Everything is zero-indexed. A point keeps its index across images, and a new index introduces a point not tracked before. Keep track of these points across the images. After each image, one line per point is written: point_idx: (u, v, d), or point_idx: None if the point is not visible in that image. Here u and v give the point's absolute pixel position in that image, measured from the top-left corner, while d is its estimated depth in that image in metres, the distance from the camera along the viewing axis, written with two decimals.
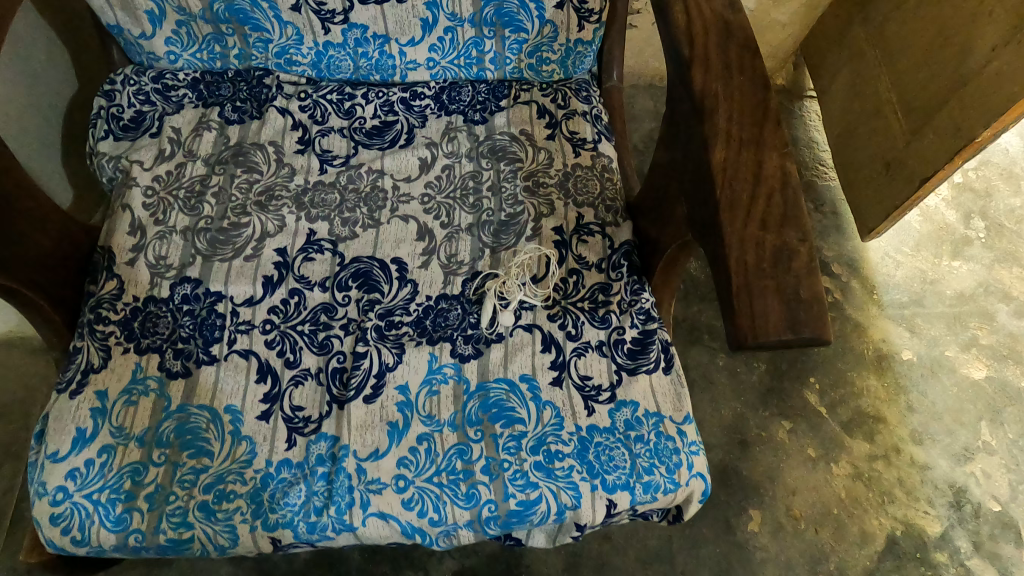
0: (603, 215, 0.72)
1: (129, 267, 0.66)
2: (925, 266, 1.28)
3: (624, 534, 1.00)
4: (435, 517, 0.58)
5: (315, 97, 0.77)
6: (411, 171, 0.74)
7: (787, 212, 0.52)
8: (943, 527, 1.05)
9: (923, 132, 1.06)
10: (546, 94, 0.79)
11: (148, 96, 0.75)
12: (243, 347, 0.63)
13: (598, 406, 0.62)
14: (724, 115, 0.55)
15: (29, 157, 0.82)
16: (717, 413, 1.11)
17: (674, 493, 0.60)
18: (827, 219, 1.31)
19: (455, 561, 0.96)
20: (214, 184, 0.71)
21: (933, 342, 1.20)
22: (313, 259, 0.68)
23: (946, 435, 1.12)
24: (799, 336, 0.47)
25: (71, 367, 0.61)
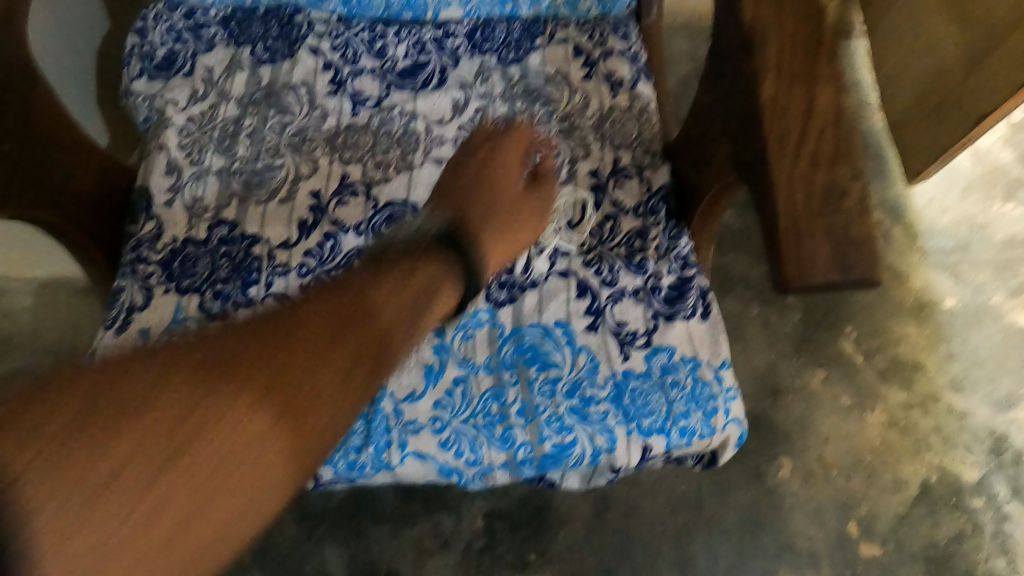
0: (640, 158, 0.70)
1: (167, 208, 0.66)
2: (974, 210, 1.23)
3: (654, 480, 1.01)
4: (472, 458, 0.59)
5: (346, 36, 0.75)
6: (443, 113, 0.72)
7: (839, 150, 0.49)
8: (980, 473, 1.04)
9: (983, 65, 1.00)
10: (582, 32, 0.76)
11: (179, 34, 0.74)
12: (280, 290, 0.64)
13: (633, 351, 0.61)
14: (774, 48, 0.52)
15: (65, 99, 0.82)
16: (750, 362, 1.10)
17: (709, 438, 0.60)
18: (871, 163, 1.26)
19: (487, 502, 0.99)
20: (247, 126, 0.70)
21: (978, 289, 1.17)
22: (347, 203, 0.68)
23: (988, 382, 1.10)
24: (848, 277, 0.45)
25: (115, 306, 0.62)
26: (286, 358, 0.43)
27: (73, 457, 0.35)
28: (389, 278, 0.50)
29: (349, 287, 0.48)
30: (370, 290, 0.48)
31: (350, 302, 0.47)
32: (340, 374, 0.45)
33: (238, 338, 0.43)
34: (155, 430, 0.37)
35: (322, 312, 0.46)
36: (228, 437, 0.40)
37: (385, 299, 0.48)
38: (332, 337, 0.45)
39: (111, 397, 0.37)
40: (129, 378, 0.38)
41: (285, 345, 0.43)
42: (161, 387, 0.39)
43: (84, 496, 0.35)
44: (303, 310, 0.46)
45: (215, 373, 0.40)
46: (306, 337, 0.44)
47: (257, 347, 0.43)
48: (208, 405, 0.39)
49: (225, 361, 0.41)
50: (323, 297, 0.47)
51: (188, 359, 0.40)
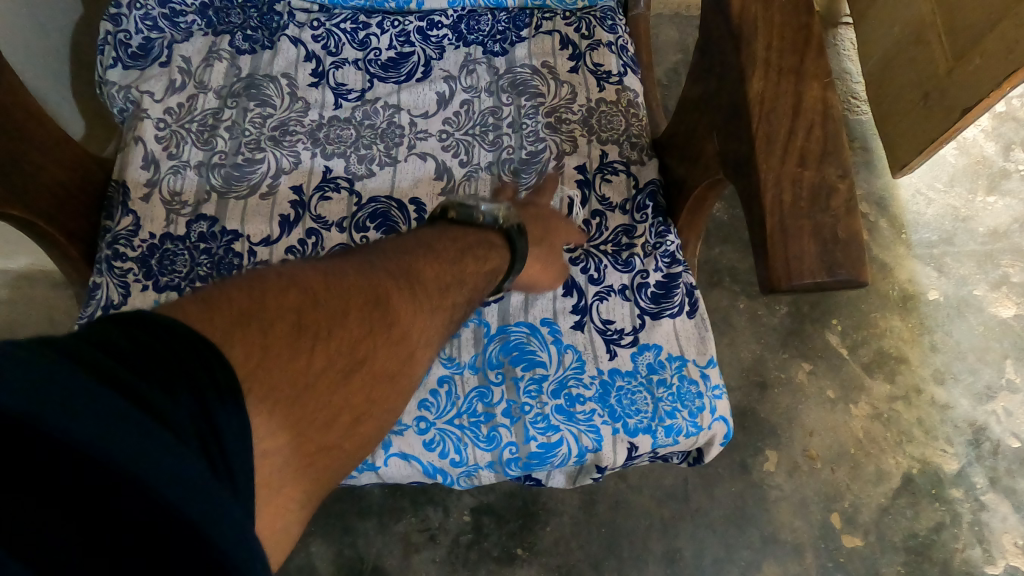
0: (628, 152, 0.69)
1: (144, 203, 0.65)
2: (958, 202, 1.23)
3: (640, 473, 1.01)
4: (457, 458, 0.58)
5: (328, 26, 0.74)
6: (428, 106, 0.71)
7: (827, 148, 0.49)
8: (961, 464, 1.05)
9: (969, 58, 1.00)
10: (570, 23, 0.75)
11: (156, 21, 0.71)
12: None
13: (620, 349, 0.61)
14: (763, 43, 0.52)
15: (39, 86, 0.80)
16: (736, 355, 1.11)
17: (695, 436, 0.59)
18: (858, 155, 1.26)
19: (473, 497, 0.99)
20: (226, 118, 0.69)
21: (961, 281, 1.17)
22: (330, 198, 0.66)
23: (969, 374, 1.11)
24: (835, 278, 0.45)
25: (92, 302, 0.61)
26: (384, 314, 0.46)
27: (234, 357, 0.37)
28: (462, 249, 0.55)
29: (428, 250, 0.53)
30: (443, 255, 0.53)
31: (428, 267, 0.52)
32: (418, 332, 0.49)
33: (348, 289, 0.46)
34: (291, 361, 0.40)
35: (411, 273, 0.50)
36: (333, 369, 0.43)
37: (460, 269, 0.54)
38: (416, 297, 0.49)
39: (258, 322, 0.40)
40: (273, 311, 0.41)
41: (382, 308, 0.47)
42: (298, 323, 0.42)
43: (251, 387, 0.37)
44: (390, 265, 0.50)
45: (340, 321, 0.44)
46: (394, 300, 0.48)
47: (360, 299, 0.46)
48: (331, 350, 0.43)
49: (344, 315, 0.44)
50: (404, 255, 0.51)
51: (315, 305, 0.43)
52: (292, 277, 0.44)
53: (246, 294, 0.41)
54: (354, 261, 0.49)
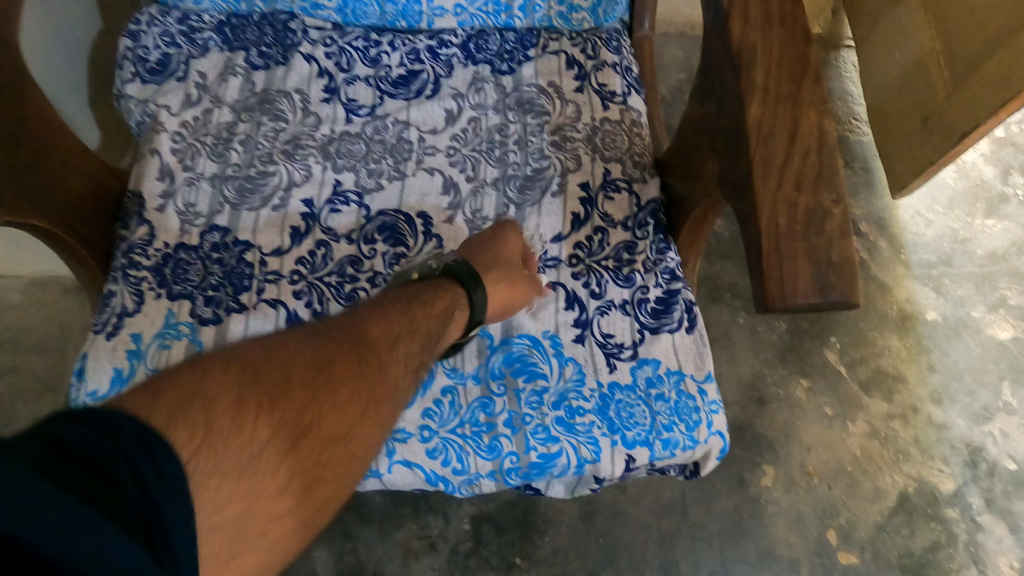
0: (631, 171, 0.71)
1: (159, 213, 0.67)
2: (957, 225, 1.25)
3: (639, 485, 1.02)
4: (458, 467, 0.59)
5: (340, 44, 0.76)
6: (436, 123, 0.73)
7: (822, 174, 0.50)
8: (957, 484, 1.06)
9: (966, 85, 1.02)
10: (576, 43, 0.77)
11: (173, 38, 0.74)
12: (271, 296, 0.64)
13: (620, 363, 0.62)
14: (762, 71, 0.54)
15: (59, 97, 0.82)
16: (735, 370, 1.12)
17: (692, 450, 0.61)
18: (858, 175, 1.28)
19: (473, 506, 1.00)
20: (240, 132, 0.71)
21: (959, 303, 1.19)
22: (339, 211, 0.68)
23: (966, 395, 1.12)
24: (828, 299, 0.46)
25: (106, 309, 0.63)
26: (353, 392, 0.48)
27: (176, 439, 0.37)
28: (429, 319, 0.56)
29: (404, 318, 0.54)
30: (417, 323, 0.55)
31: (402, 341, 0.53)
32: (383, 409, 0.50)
33: (317, 369, 0.47)
34: (248, 437, 0.41)
35: (382, 347, 0.52)
36: (296, 445, 0.43)
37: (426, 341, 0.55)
38: (386, 373, 0.51)
39: (223, 398, 0.41)
40: (235, 390, 0.42)
41: (351, 388, 0.48)
42: (260, 400, 0.42)
43: (188, 470, 0.37)
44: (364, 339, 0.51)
45: (305, 400, 0.45)
46: (364, 378, 0.49)
47: (332, 378, 0.47)
48: (292, 425, 0.44)
49: (313, 394, 0.46)
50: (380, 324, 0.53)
51: (287, 380, 0.45)
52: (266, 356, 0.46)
53: (219, 368, 0.42)
54: (333, 331, 0.51)
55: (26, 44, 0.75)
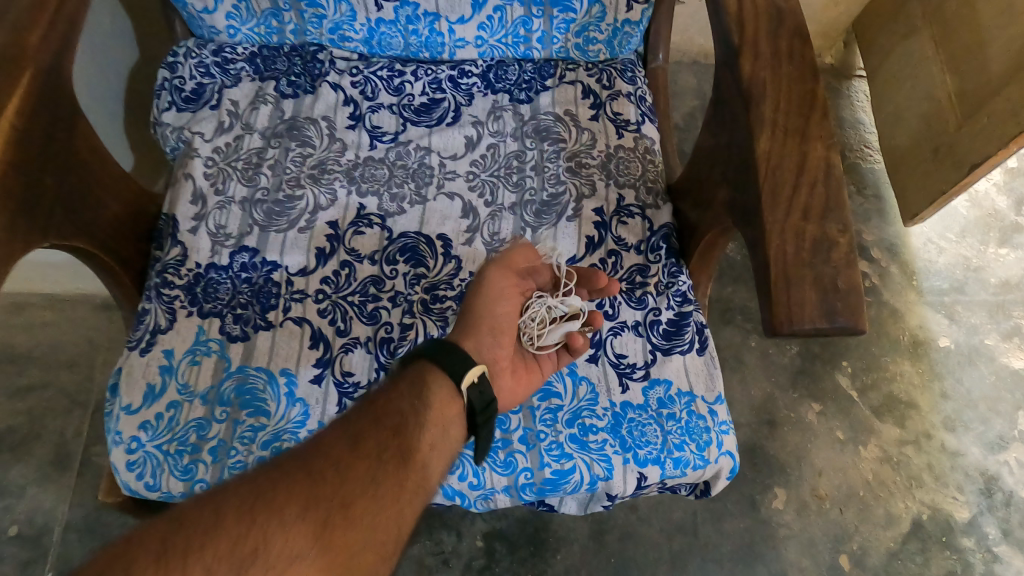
0: (644, 197, 0.73)
1: (192, 234, 0.70)
2: (970, 253, 1.26)
3: (650, 505, 1.03)
4: (475, 481, 0.62)
5: (366, 74, 0.79)
6: (457, 149, 0.76)
7: (828, 204, 0.52)
8: (971, 513, 1.06)
9: (977, 117, 1.04)
10: (592, 74, 0.80)
11: (208, 69, 0.78)
12: (297, 314, 0.67)
13: (632, 382, 0.64)
14: (771, 105, 0.56)
15: (99, 124, 0.86)
16: (747, 392, 1.13)
17: (703, 469, 0.62)
18: (870, 202, 1.29)
19: (486, 523, 1.01)
20: (270, 158, 0.74)
21: (972, 330, 1.19)
22: (363, 233, 0.71)
23: (980, 423, 1.12)
24: (833, 325, 0.48)
25: (140, 326, 0.66)
26: (350, 501, 0.47)
27: None
28: (431, 401, 0.54)
29: (400, 409, 0.53)
30: (416, 411, 0.53)
31: (401, 434, 0.51)
32: (392, 513, 0.49)
33: (314, 480, 0.47)
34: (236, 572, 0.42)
35: (378, 445, 0.50)
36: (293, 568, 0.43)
37: (430, 428, 0.53)
38: (387, 473, 0.49)
39: (207, 540, 0.42)
40: (218, 527, 0.43)
41: (350, 497, 0.47)
42: (246, 530, 0.43)
43: None
44: (359, 439, 0.50)
45: (298, 518, 0.45)
46: (365, 483, 0.48)
47: (330, 488, 0.47)
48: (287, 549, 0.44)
49: (307, 506, 0.46)
50: (375, 421, 0.51)
51: (276, 504, 0.45)
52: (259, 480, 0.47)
53: (205, 507, 0.44)
54: (331, 436, 0.50)
55: (80, 79, 0.80)
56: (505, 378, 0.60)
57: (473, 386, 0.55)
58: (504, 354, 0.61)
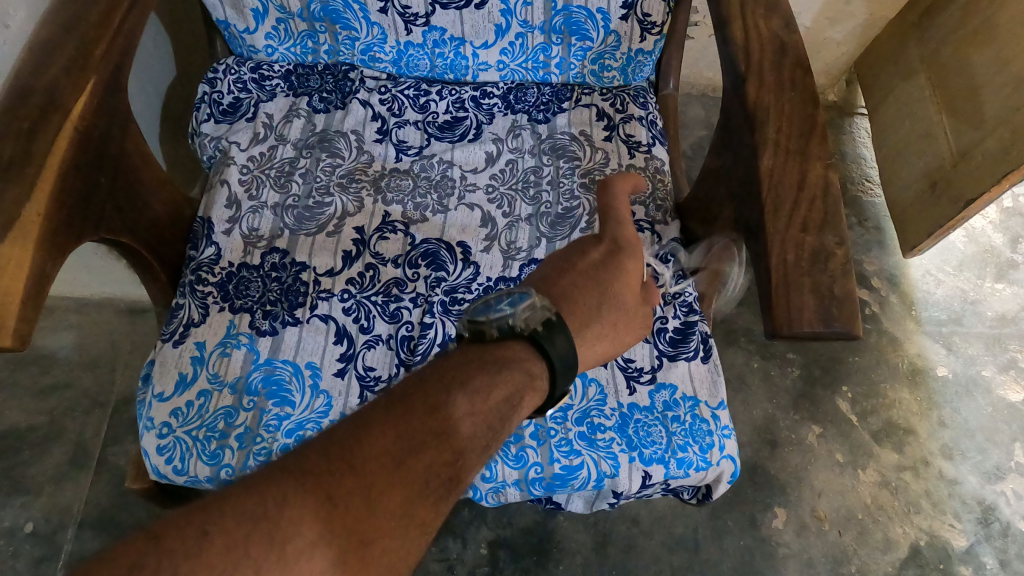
0: (653, 213, 0.77)
1: (226, 235, 0.74)
2: (967, 286, 1.29)
3: (652, 520, 1.05)
4: (487, 474, 0.65)
5: (393, 92, 0.84)
6: (477, 163, 0.81)
7: (826, 218, 0.56)
8: (969, 541, 1.07)
9: (972, 155, 1.08)
10: (606, 98, 0.85)
11: (245, 84, 0.83)
12: (323, 312, 0.71)
13: (639, 386, 0.67)
14: (774, 127, 0.60)
15: (147, 137, 0.92)
16: (749, 413, 1.15)
17: (705, 471, 0.65)
18: (870, 234, 1.33)
19: (490, 531, 1.03)
20: (301, 167, 0.78)
21: (970, 361, 1.22)
22: (387, 238, 0.75)
23: (978, 453, 1.14)
24: (830, 329, 0.52)
25: (174, 320, 0.69)
26: (381, 526, 0.42)
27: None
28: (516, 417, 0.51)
29: (459, 419, 0.48)
30: (490, 432, 0.49)
31: (452, 451, 0.47)
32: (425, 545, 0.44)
33: (343, 501, 0.42)
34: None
35: (428, 463, 0.45)
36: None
37: (490, 446, 0.49)
38: (433, 497, 0.45)
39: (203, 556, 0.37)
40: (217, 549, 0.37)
41: (383, 522, 0.42)
42: (248, 550, 0.38)
43: None
44: (408, 451, 0.45)
45: (316, 543, 0.40)
46: (405, 507, 0.43)
47: (362, 509, 0.42)
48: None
49: (327, 534, 0.40)
50: (430, 432, 0.47)
51: (291, 525, 0.40)
52: (283, 490, 0.41)
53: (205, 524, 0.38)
54: (381, 445, 0.45)
55: (134, 94, 0.86)
56: None
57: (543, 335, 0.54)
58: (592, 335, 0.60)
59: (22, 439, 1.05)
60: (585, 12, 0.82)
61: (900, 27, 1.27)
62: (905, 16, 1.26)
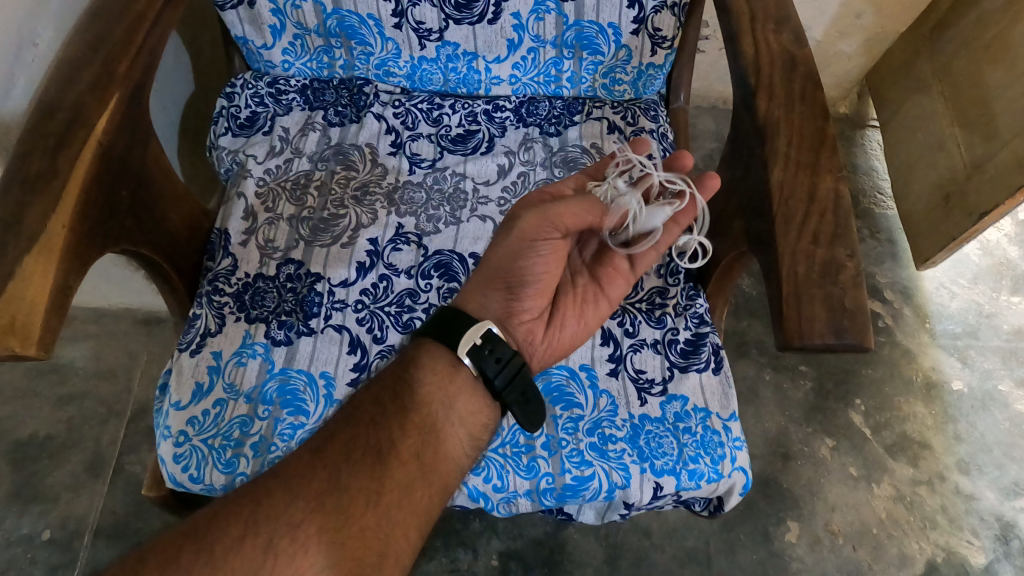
0: None
1: (242, 247, 0.75)
2: (982, 299, 1.28)
3: (663, 532, 1.05)
4: (498, 484, 0.65)
5: (407, 106, 0.86)
6: (490, 175, 0.82)
7: (837, 230, 0.57)
8: (988, 559, 1.06)
9: (986, 167, 1.08)
10: (617, 112, 0.86)
11: (262, 99, 0.84)
12: (337, 322, 0.71)
13: (650, 397, 0.68)
14: (784, 140, 0.61)
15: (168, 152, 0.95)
16: (761, 425, 1.15)
17: (716, 482, 0.65)
18: (882, 246, 1.33)
19: (501, 542, 1.03)
20: (316, 179, 0.80)
21: (986, 375, 1.21)
22: (400, 249, 0.76)
23: (995, 468, 1.13)
24: (841, 341, 0.52)
25: (191, 330, 0.71)
26: (311, 509, 0.53)
27: None
28: (426, 379, 0.61)
29: (379, 404, 0.59)
30: (398, 401, 0.59)
31: (370, 434, 0.57)
32: (365, 517, 0.54)
33: (270, 499, 0.53)
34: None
35: (348, 447, 0.56)
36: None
37: (414, 418, 0.59)
38: (358, 472, 0.55)
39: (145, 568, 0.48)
40: (154, 561, 0.48)
41: (313, 505, 0.53)
42: (184, 559, 0.49)
43: None
44: (329, 442, 0.56)
45: (251, 533, 0.51)
46: (332, 487, 0.54)
47: (288, 498, 0.53)
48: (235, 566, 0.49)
49: (255, 527, 0.51)
50: (350, 422, 0.58)
51: (222, 527, 0.51)
52: (224, 498, 0.53)
53: (151, 542, 0.50)
54: (305, 444, 0.57)
55: (155, 108, 0.88)
56: (538, 327, 0.66)
57: (479, 347, 0.61)
58: (530, 311, 0.65)
59: (41, 447, 1.07)
60: (597, 26, 0.83)
61: (911, 41, 1.27)
62: (917, 29, 1.26)
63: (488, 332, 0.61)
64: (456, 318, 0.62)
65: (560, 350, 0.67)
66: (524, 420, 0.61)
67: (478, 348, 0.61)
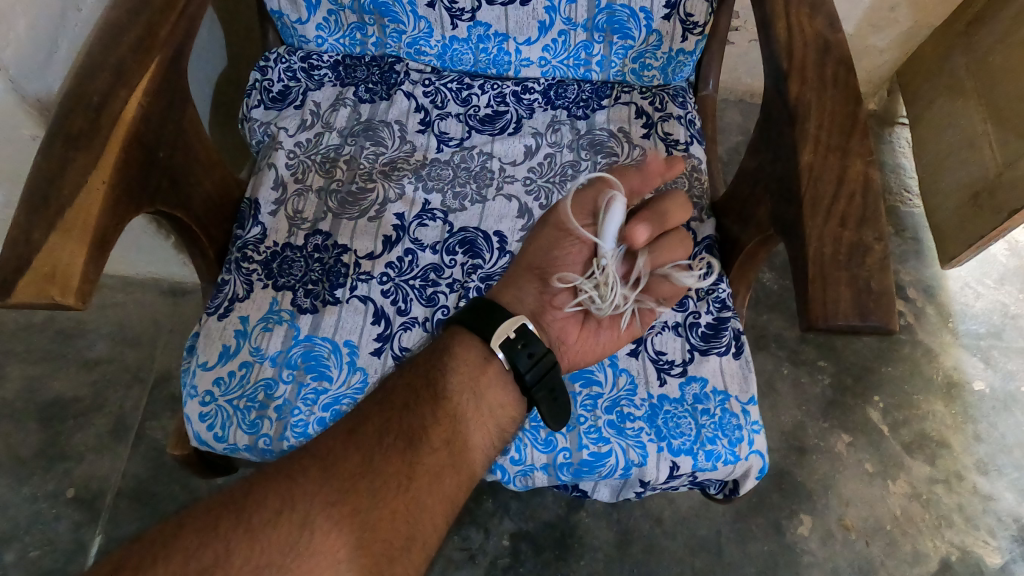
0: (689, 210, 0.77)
1: (272, 217, 0.76)
2: (1008, 300, 1.27)
3: (675, 519, 1.05)
4: (516, 456, 0.66)
5: (437, 85, 0.86)
6: (516, 156, 0.82)
7: (865, 214, 0.56)
8: (1004, 559, 1.05)
9: (1017, 165, 1.06)
10: (645, 97, 0.86)
11: (295, 73, 0.85)
12: (362, 293, 0.73)
13: (670, 378, 0.68)
14: (815, 123, 0.61)
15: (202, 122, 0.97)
16: (777, 418, 1.15)
17: (733, 465, 0.65)
18: (907, 244, 1.32)
19: (513, 523, 1.04)
20: (345, 154, 0.81)
21: (1008, 376, 1.19)
22: (427, 225, 0.77)
23: (1015, 469, 1.12)
24: (866, 323, 0.52)
25: (220, 295, 0.72)
26: (343, 490, 0.54)
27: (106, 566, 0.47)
28: (456, 367, 0.62)
29: (409, 391, 0.60)
30: (430, 387, 0.61)
31: (401, 419, 0.58)
32: (395, 500, 0.55)
33: (303, 476, 0.54)
34: (208, 567, 0.48)
35: (379, 431, 0.57)
36: (271, 562, 0.50)
37: (444, 406, 0.60)
38: (390, 456, 0.56)
39: (178, 539, 0.49)
40: (190, 528, 0.50)
41: (346, 486, 0.54)
42: (217, 531, 0.50)
43: None
44: (361, 426, 0.58)
45: (283, 510, 0.52)
46: (363, 469, 0.55)
47: (321, 477, 0.54)
48: (266, 543, 0.50)
49: (288, 504, 0.52)
50: (381, 407, 0.59)
51: (256, 503, 0.52)
52: (257, 475, 0.54)
53: (187, 509, 0.51)
54: (338, 427, 0.58)
55: (192, 79, 0.90)
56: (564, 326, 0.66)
57: (513, 340, 0.61)
58: None
59: (67, 409, 1.10)
60: (628, 10, 0.83)
61: (945, 36, 1.26)
62: (952, 24, 1.24)
63: (524, 327, 0.62)
64: (491, 310, 0.63)
65: (591, 350, 0.67)
66: (550, 417, 0.62)
67: (511, 341, 0.61)
